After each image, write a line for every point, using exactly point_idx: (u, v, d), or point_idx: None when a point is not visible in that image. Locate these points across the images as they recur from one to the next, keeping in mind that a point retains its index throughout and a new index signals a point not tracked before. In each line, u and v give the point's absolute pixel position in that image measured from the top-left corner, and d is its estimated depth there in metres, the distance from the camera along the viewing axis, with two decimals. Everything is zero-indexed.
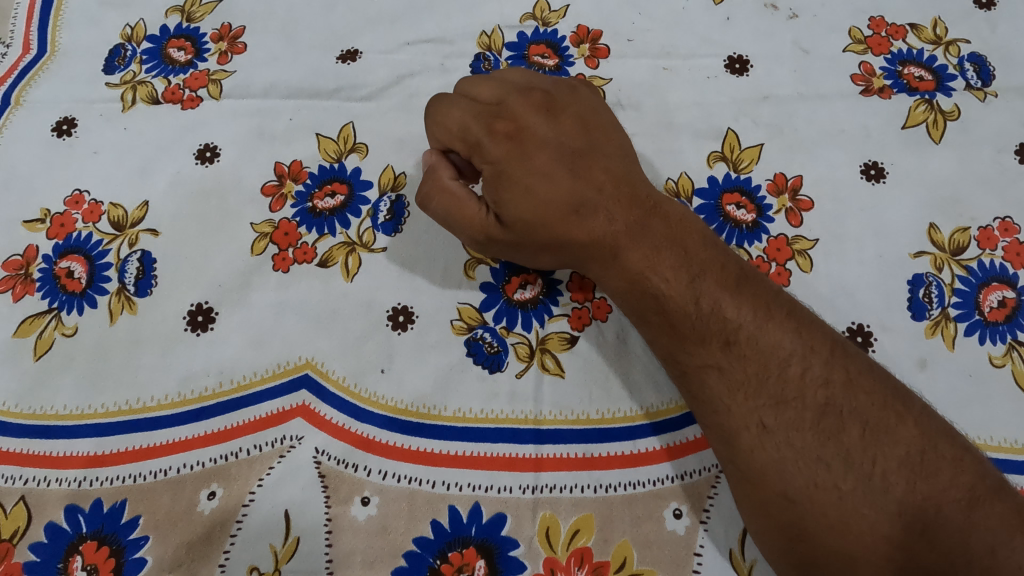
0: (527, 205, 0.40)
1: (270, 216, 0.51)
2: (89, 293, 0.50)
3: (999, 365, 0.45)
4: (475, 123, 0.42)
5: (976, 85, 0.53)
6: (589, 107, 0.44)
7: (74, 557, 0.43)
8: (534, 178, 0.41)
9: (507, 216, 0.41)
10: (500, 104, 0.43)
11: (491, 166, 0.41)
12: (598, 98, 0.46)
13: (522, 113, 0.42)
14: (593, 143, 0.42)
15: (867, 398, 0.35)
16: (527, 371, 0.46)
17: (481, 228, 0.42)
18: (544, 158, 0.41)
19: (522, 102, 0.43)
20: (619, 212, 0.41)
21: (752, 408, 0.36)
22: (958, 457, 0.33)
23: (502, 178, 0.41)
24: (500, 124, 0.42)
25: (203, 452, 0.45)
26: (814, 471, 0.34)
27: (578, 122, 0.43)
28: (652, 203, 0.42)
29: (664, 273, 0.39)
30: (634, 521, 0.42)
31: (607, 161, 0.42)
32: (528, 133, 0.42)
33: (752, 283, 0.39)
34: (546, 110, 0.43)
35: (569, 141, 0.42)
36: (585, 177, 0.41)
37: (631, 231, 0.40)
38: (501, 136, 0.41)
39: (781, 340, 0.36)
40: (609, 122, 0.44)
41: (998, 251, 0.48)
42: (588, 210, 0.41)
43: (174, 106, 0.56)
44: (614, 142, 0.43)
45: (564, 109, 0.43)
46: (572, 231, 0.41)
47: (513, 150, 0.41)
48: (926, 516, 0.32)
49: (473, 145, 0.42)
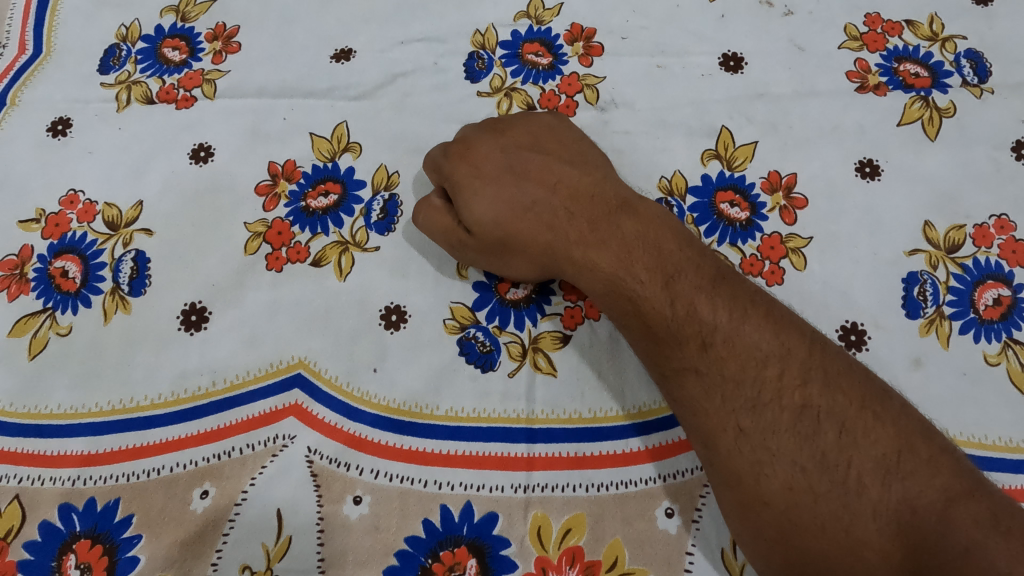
0: (487, 211, 0.43)
1: (264, 216, 0.51)
2: (83, 293, 0.50)
3: (995, 362, 0.45)
4: (436, 151, 0.46)
5: (973, 81, 0.53)
6: (545, 124, 0.48)
7: (68, 555, 0.43)
8: (482, 183, 0.44)
9: (469, 223, 0.44)
10: (461, 133, 0.47)
11: (448, 181, 0.45)
12: (561, 119, 0.49)
13: (475, 135, 0.46)
14: (545, 153, 0.46)
15: (846, 399, 0.34)
16: (519, 370, 0.46)
17: (452, 235, 0.45)
18: (496, 169, 0.44)
19: (474, 127, 0.47)
20: (576, 209, 0.43)
21: (728, 412, 0.35)
22: (935, 459, 0.32)
23: (456, 188, 0.44)
24: (455, 147, 0.46)
25: (195, 451, 0.45)
26: (789, 473, 0.33)
27: (529, 135, 0.47)
28: (619, 203, 0.43)
29: (638, 275, 0.40)
30: (626, 521, 0.42)
31: (560, 164, 0.45)
32: (476, 147, 0.45)
33: (729, 284, 0.39)
34: (497, 129, 0.47)
35: (519, 151, 0.46)
36: (536, 180, 0.44)
37: (593, 229, 0.42)
38: (454, 154, 0.45)
39: (758, 340, 0.36)
40: (566, 133, 0.47)
41: (994, 249, 0.48)
42: (544, 210, 0.43)
43: (169, 105, 0.56)
44: (571, 151, 0.46)
45: (514, 126, 0.47)
46: (531, 230, 0.43)
47: (467, 165, 0.45)
48: (901, 518, 0.31)
49: (438, 170, 0.46)
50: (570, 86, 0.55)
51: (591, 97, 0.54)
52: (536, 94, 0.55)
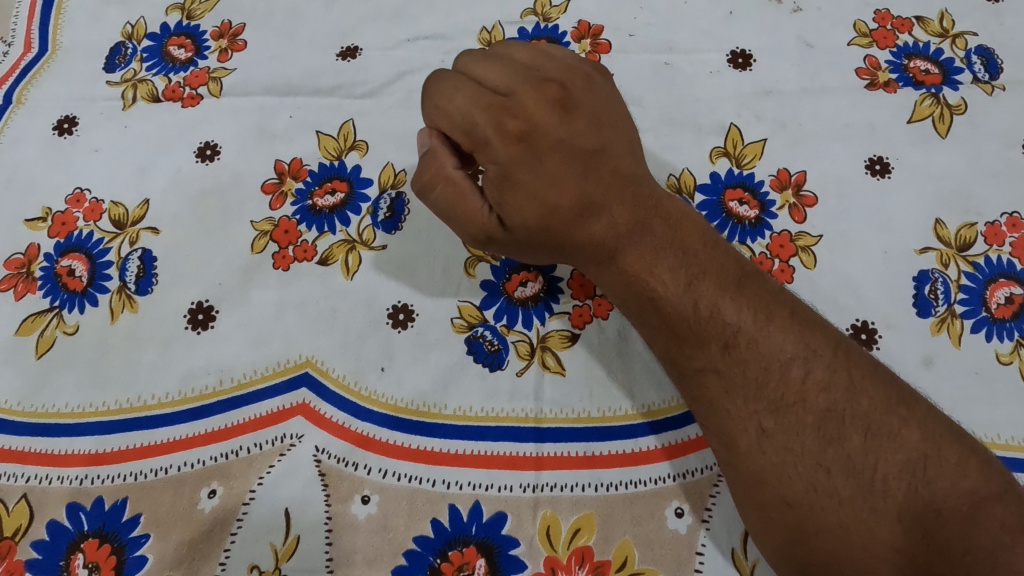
0: (533, 216, 0.39)
1: (271, 214, 0.51)
2: (90, 292, 0.50)
3: (1007, 362, 0.45)
4: (485, 121, 0.37)
5: (985, 78, 0.53)
6: (604, 98, 0.40)
7: (76, 554, 0.43)
8: (540, 184, 0.38)
9: (512, 223, 0.39)
10: (509, 92, 0.38)
11: (501, 170, 0.38)
12: (615, 88, 0.42)
13: (536, 110, 0.38)
14: (609, 142, 0.39)
15: (871, 402, 0.34)
16: (527, 369, 0.46)
17: (482, 230, 0.40)
18: (559, 165, 0.38)
19: (533, 96, 0.38)
20: (618, 212, 0.39)
21: (752, 413, 0.35)
22: (963, 462, 0.32)
23: (509, 182, 0.38)
24: (513, 123, 0.37)
25: (203, 449, 0.45)
26: (812, 475, 0.33)
27: (583, 107, 0.39)
28: (653, 202, 0.41)
29: (661, 275, 0.39)
30: (636, 520, 0.42)
31: (619, 160, 0.39)
32: (540, 133, 0.37)
33: (753, 284, 0.38)
34: (561, 106, 0.38)
35: (580, 140, 0.38)
36: (594, 180, 0.38)
37: (630, 232, 0.39)
38: (501, 125, 0.37)
39: (783, 342, 0.36)
40: (619, 113, 0.40)
41: (1006, 247, 0.48)
42: (593, 214, 0.39)
43: (175, 103, 0.56)
44: (626, 139, 0.40)
45: (579, 104, 0.39)
46: (568, 233, 0.40)
47: (528, 157, 0.37)
48: (926, 521, 0.31)
49: (480, 143, 0.38)
50: None
51: None
52: None
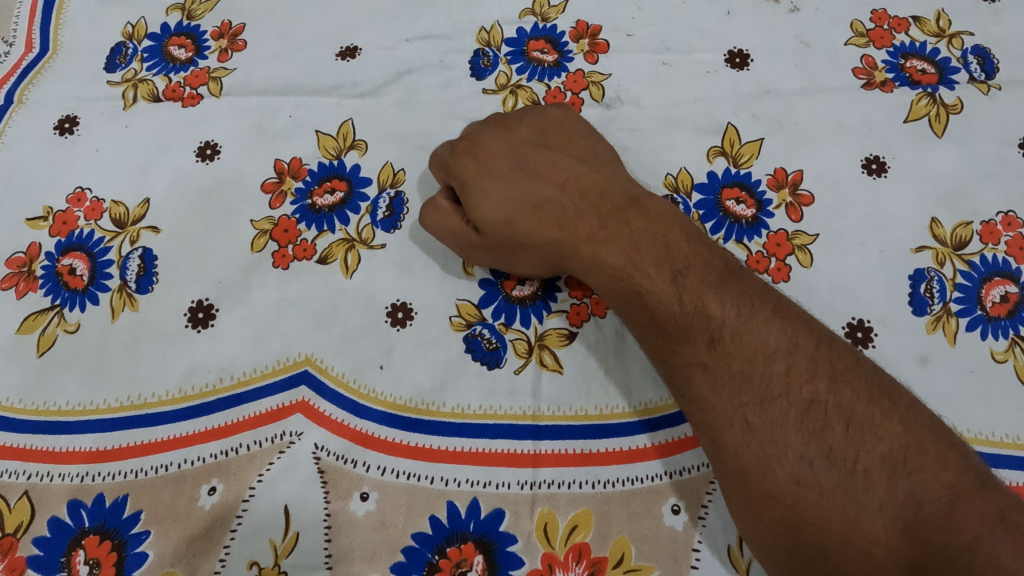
0: (497, 209, 0.43)
1: (270, 213, 0.51)
2: (91, 290, 0.50)
3: (1002, 360, 0.45)
4: (445, 149, 0.46)
5: (980, 78, 0.53)
6: (550, 119, 0.48)
7: (77, 551, 0.43)
8: (493, 183, 0.44)
9: (479, 223, 0.43)
10: (468, 130, 0.47)
11: (458, 179, 0.45)
12: (566, 113, 0.49)
13: (483, 133, 0.46)
14: (554, 150, 0.46)
15: (853, 395, 0.34)
16: (525, 367, 0.46)
17: (461, 237, 0.45)
18: (505, 167, 0.44)
19: (482, 124, 0.47)
20: (585, 206, 0.43)
21: (738, 406, 0.35)
22: (943, 455, 0.32)
23: (466, 188, 0.44)
24: (463, 144, 0.46)
25: (203, 447, 0.45)
26: (798, 468, 0.33)
27: (537, 131, 0.47)
28: (629, 199, 0.43)
29: (646, 270, 0.40)
30: (632, 518, 0.42)
31: (569, 162, 0.45)
32: (483, 143, 0.46)
33: (737, 280, 0.39)
34: (504, 126, 0.47)
35: (528, 150, 0.46)
36: (545, 179, 0.44)
37: (603, 225, 0.42)
38: (463, 151, 0.45)
39: (766, 335, 0.36)
40: (572, 128, 0.47)
41: (1002, 246, 0.48)
42: (554, 207, 0.43)
43: (175, 103, 0.56)
44: (577, 147, 0.46)
45: (521, 122, 0.47)
46: (539, 227, 0.43)
47: (476, 164, 0.45)
48: (908, 513, 0.31)
49: (445, 168, 0.46)
50: (576, 83, 0.54)
51: (597, 95, 0.54)
52: (541, 91, 0.55)
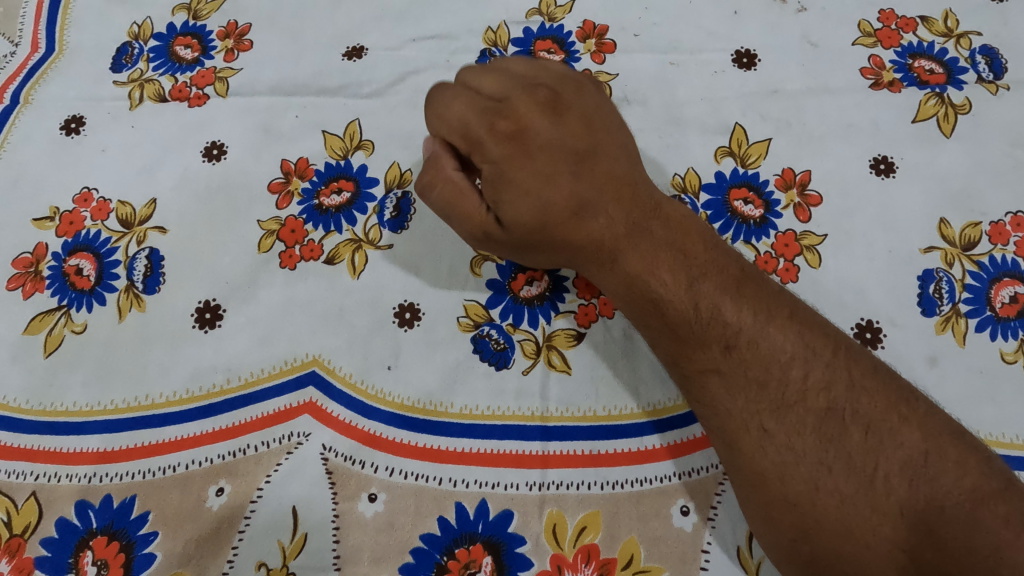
0: (530, 209, 0.40)
1: (277, 214, 0.51)
2: (98, 291, 0.50)
3: (1012, 361, 0.45)
4: (478, 122, 0.40)
5: (989, 78, 0.53)
6: (596, 106, 0.42)
7: (85, 552, 0.43)
8: (532, 176, 0.40)
9: (505, 220, 0.40)
10: (505, 103, 0.41)
11: (493, 166, 0.40)
12: (608, 100, 0.44)
13: (527, 114, 0.41)
14: (600, 142, 0.41)
15: (871, 401, 0.34)
16: (534, 368, 0.46)
17: (478, 227, 0.42)
18: (551, 160, 0.40)
19: (523, 99, 0.41)
20: (617, 211, 0.40)
21: (753, 413, 0.35)
22: (964, 460, 0.32)
23: (501, 177, 0.40)
24: (503, 124, 0.40)
25: (211, 448, 0.45)
26: (814, 474, 0.33)
27: (584, 119, 0.41)
28: (653, 204, 0.41)
29: (662, 277, 0.39)
30: (641, 519, 0.42)
31: (610, 159, 0.41)
32: (529, 130, 0.40)
33: (753, 285, 0.38)
34: (551, 108, 0.41)
35: (572, 139, 0.41)
36: (586, 176, 0.40)
37: (628, 231, 0.40)
38: (500, 133, 0.40)
39: (783, 342, 0.36)
40: (615, 122, 0.43)
41: (1011, 246, 0.48)
42: (590, 211, 0.40)
43: (181, 103, 0.56)
44: (619, 143, 0.42)
45: (569, 106, 0.41)
46: (568, 231, 0.40)
47: (519, 153, 0.40)
48: (928, 518, 0.31)
49: (476, 145, 0.41)
50: None
51: None
52: None
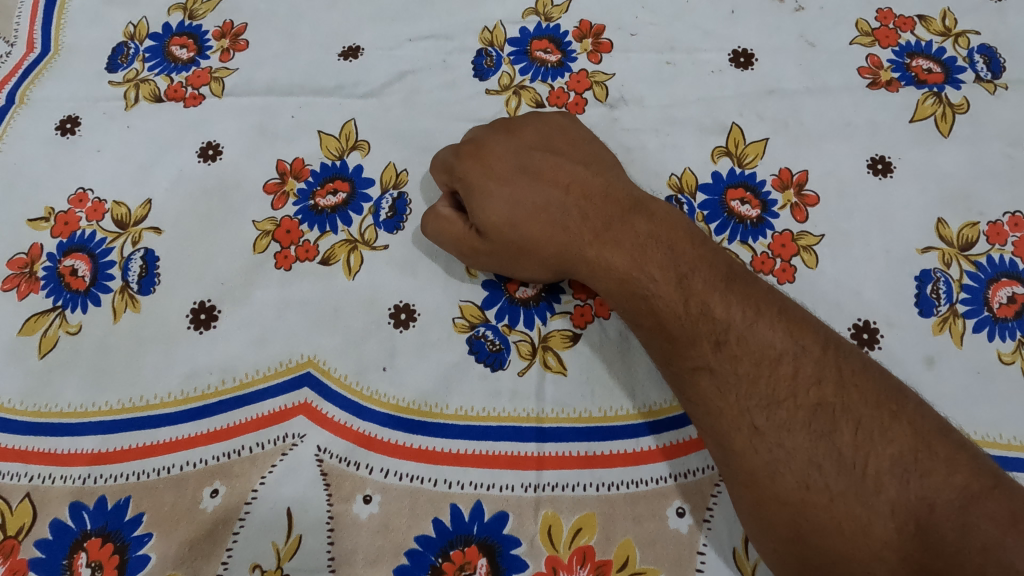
0: (500, 211, 0.43)
1: (273, 214, 0.51)
2: (92, 292, 0.50)
3: (1009, 361, 0.45)
4: (448, 152, 0.46)
5: (986, 77, 0.52)
6: (556, 127, 0.47)
7: (79, 553, 0.43)
8: (496, 184, 0.44)
9: (482, 226, 0.43)
10: (474, 133, 0.47)
11: (462, 182, 0.44)
12: (571, 119, 0.48)
13: (487, 137, 0.46)
14: (560, 154, 0.45)
15: (861, 397, 0.34)
16: (529, 368, 0.46)
17: (464, 242, 0.45)
18: (508, 169, 0.44)
19: (487, 128, 0.47)
20: (589, 209, 0.43)
21: (743, 410, 0.35)
22: (953, 457, 0.32)
23: (471, 191, 0.44)
24: (467, 148, 0.45)
25: (206, 449, 0.45)
26: (806, 472, 0.33)
27: (542, 136, 0.46)
28: (632, 202, 0.43)
29: (651, 273, 0.40)
30: (637, 520, 0.42)
31: (572, 165, 0.45)
32: (489, 147, 0.45)
33: (742, 282, 0.38)
34: (508, 130, 0.46)
35: (531, 152, 0.45)
36: (548, 181, 0.44)
37: (606, 228, 0.42)
38: (466, 155, 0.45)
39: (772, 338, 0.36)
40: (577, 135, 0.47)
41: (1009, 246, 0.48)
42: (558, 210, 0.43)
43: (176, 103, 0.56)
44: (581, 152, 0.46)
45: (534, 130, 0.47)
46: (543, 229, 0.43)
47: (480, 167, 0.44)
48: (919, 516, 0.31)
49: (450, 172, 0.45)
50: (580, 84, 0.54)
51: (600, 95, 0.54)
52: (544, 91, 0.54)
